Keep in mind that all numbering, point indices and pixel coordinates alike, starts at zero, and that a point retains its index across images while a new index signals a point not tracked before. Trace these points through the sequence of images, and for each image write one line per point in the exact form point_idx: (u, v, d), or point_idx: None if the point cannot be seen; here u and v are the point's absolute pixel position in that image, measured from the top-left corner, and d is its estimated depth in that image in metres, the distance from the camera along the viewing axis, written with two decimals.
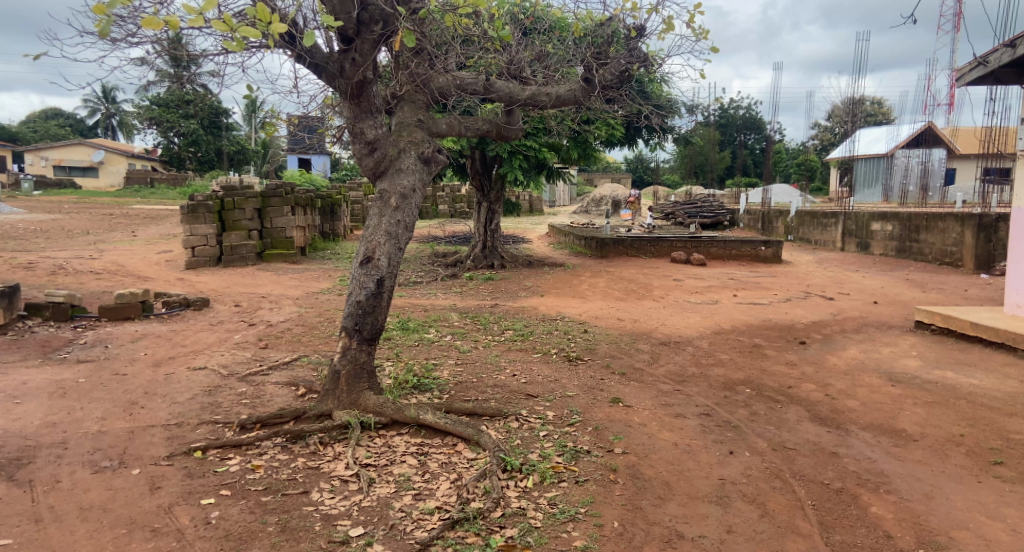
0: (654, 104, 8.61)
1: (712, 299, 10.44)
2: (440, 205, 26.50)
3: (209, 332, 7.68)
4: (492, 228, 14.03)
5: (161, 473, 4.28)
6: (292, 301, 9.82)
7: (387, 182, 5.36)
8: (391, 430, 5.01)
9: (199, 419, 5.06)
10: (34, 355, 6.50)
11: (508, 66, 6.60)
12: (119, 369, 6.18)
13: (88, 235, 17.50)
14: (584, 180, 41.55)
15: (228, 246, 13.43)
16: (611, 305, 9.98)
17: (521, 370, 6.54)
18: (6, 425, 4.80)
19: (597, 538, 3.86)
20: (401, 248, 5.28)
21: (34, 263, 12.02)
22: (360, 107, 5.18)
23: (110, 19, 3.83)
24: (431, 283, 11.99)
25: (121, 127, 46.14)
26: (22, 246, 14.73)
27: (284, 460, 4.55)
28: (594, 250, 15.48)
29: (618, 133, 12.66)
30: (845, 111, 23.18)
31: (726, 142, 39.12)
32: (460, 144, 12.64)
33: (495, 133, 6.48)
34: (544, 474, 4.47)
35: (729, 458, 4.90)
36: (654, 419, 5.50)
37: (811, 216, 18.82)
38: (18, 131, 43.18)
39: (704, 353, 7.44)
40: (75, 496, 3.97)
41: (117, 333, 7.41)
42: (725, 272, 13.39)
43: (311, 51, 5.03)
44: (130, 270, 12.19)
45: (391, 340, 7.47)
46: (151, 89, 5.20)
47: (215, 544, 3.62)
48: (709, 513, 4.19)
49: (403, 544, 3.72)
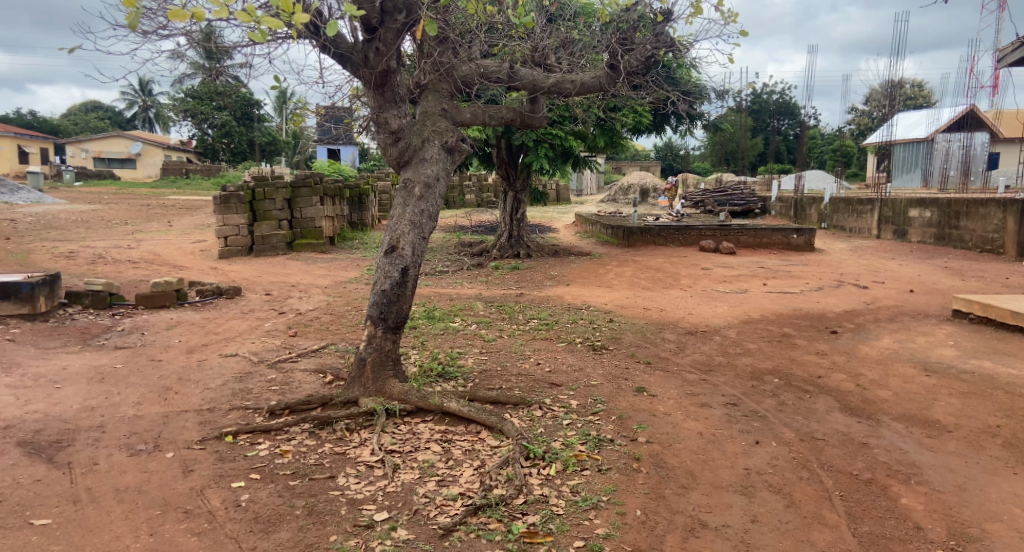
0: (682, 90, 8.49)
1: (740, 288, 10.34)
2: (467, 194, 26.55)
3: (241, 320, 7.82)
4: (518, 218, 14.04)
5: (193, 456, 4.39)
6: (322, 290, 9.96)
7: (411, 171, 5.41)
8: (416, 418, 5.08)
9: (230, 405, 5.17)
10: (74, 341, 6.68)
11: (533, 53, 6.57)
12: (155, 355, 6.34)
13: (125, 225, 17.85)
14: (610, 168, 41.31)
15: (260, 236, 13.61)
16: (638, 294, 9.97)
17: (545, 359, 6.59)
18: (46, 409, 4.95)
19: (620, 527, 3.89)
20: (425, 237, 5.33)
21: (75, 252, 12.32)
22: (384, 96, 5.25)
23: (139, 12, 3.89)
24: (457, 272, 12.05)
25: (155, 118, 46.87)
26: (62, 235, 15.11)
27: (311, 446, 4.64)
28: (621, 239, 15.42)
29: (646, 120, 12.51)
30: (885, 90, 23.25)
31: (759, 128, 38.55)
32: (486, 133, 12.69)
33: (519, 121, 6.52)
34: (566, 463, 4.51)
35: (755, 448, 4.88)
36: (679, 408, 5.50)
37: (846, 204, 18.47)
38: (59, 123, 44.15)
39: (732, 342, 7.40)
40: (112, 479, 4.09)
41: (153, 320, 7.59)
42: (756, 260, 13.28)
43: (335, 41, 5.10)
44: (166, 259, 12.43)
45: (418, 329, 7.54)
46: (185, 82, 5.32)
47: (245, 526, 3.71)
48: (733, 503, 4.20)
49: (426, 529, 3.79)
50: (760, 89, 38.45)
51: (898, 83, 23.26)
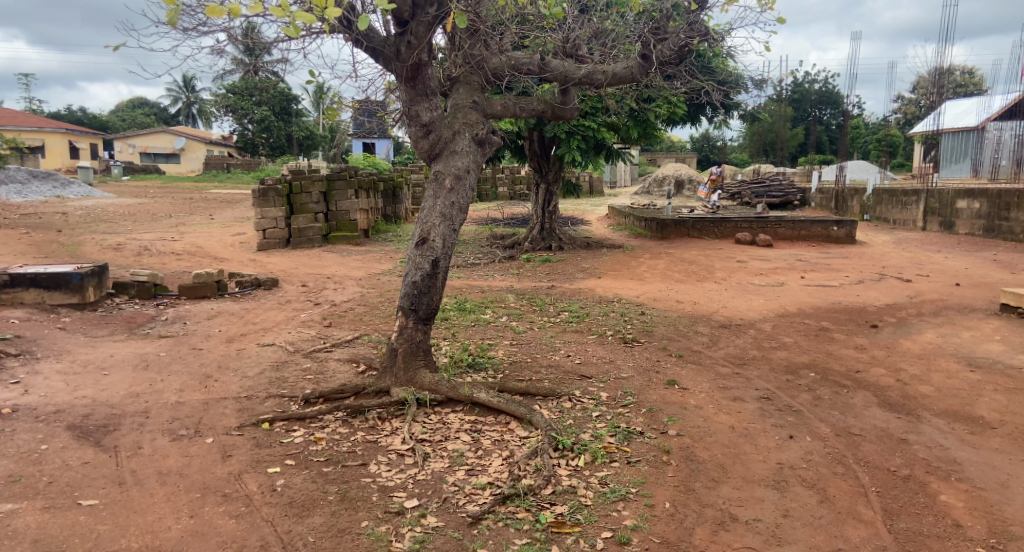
0: (717, 79, 8.37)
1: (777, 282, 10.16)
2: (499, 187, 26.56)
3: (278, 311, 8.00)
4: (550, 210, 14.05)
5: (232, 442, 4.53)
6: (356, 282, 10.11)
7: (441, 164, 5.48)
8: (446, 408, 5.14)
9: (267, 393, 5.32)
10: (121, 330, 6.92)
11: (564, 44, 6.55)
12: (196, 344, 6.54)
13: (170, 218, 18.37)
14: (645, 160, 40.87)
15: (297, 228, 13.88)
16: (670, 287, 9.90)
17: (576, 351, 6.59)
18: (94, 394, 5.14)
19: (648, 518, 3.89)
20: (455, 229, 5.40)
21: (122, 244, 12.72)
22: (415, 89, 5.31)
23: (178, 9, 4.00)
24: (489, 265, 12.10)
25: (197, 113, 47.93)
26: (111, 228, 15.60)
27: (344, 434, 4.74)
28: (654, 232, 15.30)
29: (681, 111, 12.35)
30: (932, 77, 22.48)
31: (799, 118, 37.70)
32: (518, 125, 12.71)
33: (549, 113, 6.53)
34: (595, 454, 4.53)
35: (789, 443, 4.83)
36: (711, 402, 5.46)
37: (889, 195, 17.95)
38: (108, 119, 45.55)
39: (767, 336, 7.30)
40: (155, 462, 4.24)
41: (194, 310, 7.82)
42: (793, 253, 13.05)
43: (368, 35, 5.18)
44: (207, 251, 12.75)
45: (449, 320, 7.62)
46: (225, 77, 5.46)
47: (280, 510, 3.82)
48: (765, 497, 4.16)
49: (455, 518, 3.84)
50: (801, 78, 37.56)
51: (948, 70, 22.44)
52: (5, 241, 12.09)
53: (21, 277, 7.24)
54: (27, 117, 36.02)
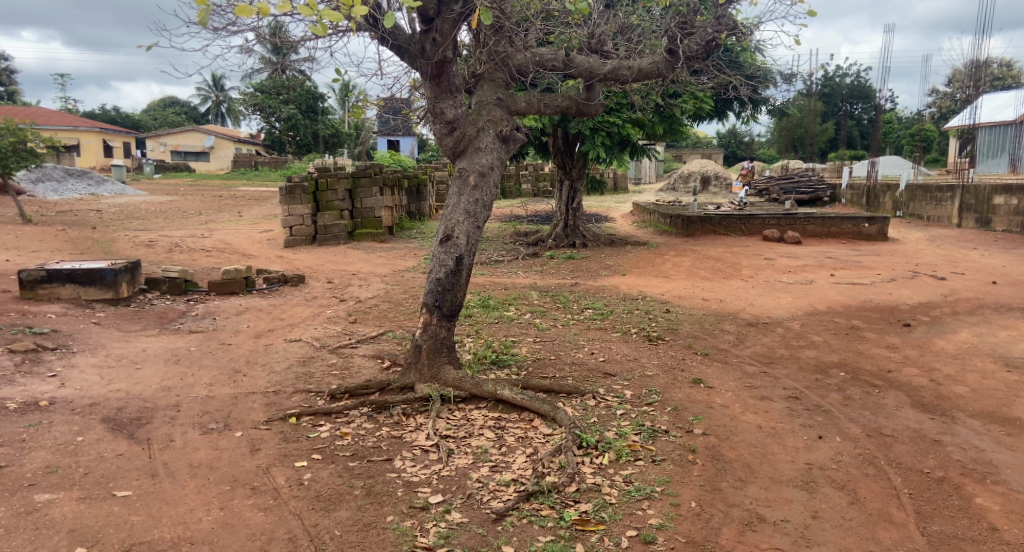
0: (745, 74, 8.26)
1: (806, 280, 10.01)
2: (523, 184, 26.54)
3: (304, 307, 8.09)
4: (573, 207, 14.00)
5: (260, 436, 4.59)
6: (380, 278, 10.18)
7: (466, 161, 5.48)
8: (470, 404, 5.16)
9: (294, 388, 5.38)
10: (153, 325, 7.05)
11: (589, 40, 6.53)
12: (225, 339, 6.63)
13: (200, 215, 18.68)
14: (671, 156, 40.54)
15: (323, 225, 14.02)
16: (696, 284, 9.81)
17: (600, 349, 6.57)
18: (128, 388, 5.25)
19: (673, 518, 3.86)
20: (479, 226, 5.40)
21: (154, 241, 12.96)
22: (440, 86, 5.32)
23: (210, 10, 4.06)
24: (512, 262, 12.11)
25: (227, 112, 48.62)
26: (143, 225, 15.89)
27: (369, 429, 4.78)
28: (680, 229, 15.16)
29: (707, 106, 12.22)
30: (969, 70, 21.93)
31: (829, 113, 37.09)
32: (542, 122, 12.68)
33: (574, 110, 6.49)
34: (619, 452, 4.51)
35: (819, 444, 4.75)
36: (738, 401, 5.39)
37: (923, 191, 17.51)
38: (141, 119, 46.44)
39: (795, 334, 7.20)
40: (186, 455, 4.31)
41: (223, 306, 7.94)
42: (823, 250, 12.84)
43: (394, 33, 5.21)
44: (236, 248, 12.93)
45: (472, 317, 7.64)
46: (254, 77, 5.53)
47: (307, 504, 3.86)
48: (793, 498, 4.10)
49: (479, 514, 3.85)
50: (832, 72, 36.93)
51: (985, 62, 21.88)
52: (42, 238, 12.39)
53: (58, 272, 7.40)
54: (62, 116, 36.84)
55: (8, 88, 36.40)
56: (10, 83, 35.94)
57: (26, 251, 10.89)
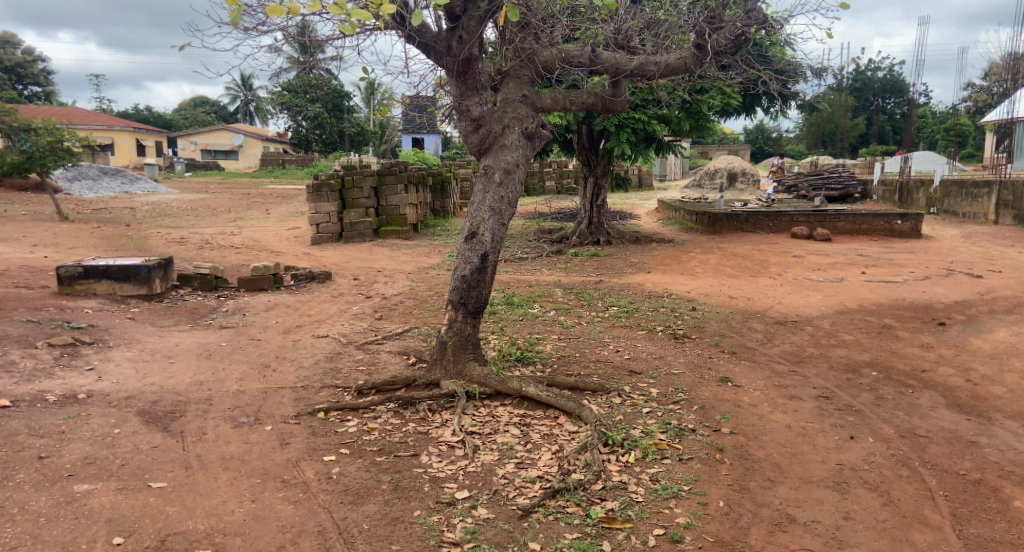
0: (775, 69, 8.16)
1: (836, 277, 9.86)
2: (547, 180, 26.50)
3: (331, 303, 8.18)
4: (598, 204, 13.95)
5: (290, 430, 4.65)
6: (405, 275, 10.25)
7: (491, 158, 5.49)
8: (495, 401, 5.17)
9: (321, 383, 5.45)
10: (185, 320, 7.18)
11: (616, 36, 6.52)
12: (255, 334, 6.73)
13: (229, 213, 18.93)
14: (697, 152, 40.15)
15: (348, 223, 14.16)
16: (723, 282, 9.71)
17: (625, 346, 6.54)
18: (161, 381, 5.36)
19: (701, 517, 3.83)
20: (505, 223, 5.41)
21: (185, 238, 13.19)
22: (466, 84, 5.34)
23: (241, 10, 4.11)
24: (537, 259, 12.11)
25: (255, 111, 49.22)
26: (174, 222, 16.16)
27: (395, 424, 4.82)
28: (706, 226, 15.01)
29: (735, 101, 12.06)
30: (1007, 64, 21.40)
31: (861, 107, 36.44)
32: (567, 119, 12.65)
33: (600, 106, 6.48)
34: (646, 451, 4.49)
35: (850, 444, 4.68)
36: (767, 400, 5.34)
37: (958, 187, 17.15)
38: (172, 118, 47.22)
39: (826, 333, 7.10)
40: (219, 448, 4.39)
41: (253, 302, 8.06)
42: (854, 247, 12.63)
43: (420, 31, 5.25)
44: (264, 245, 13.10)
45: (496, 314, 7.67)
46: (282, 76, 5.59)
47: (336, 497, 3.90)
48: (824, 499, 4.05)
49: (506, 510, 3.86)
50: (864, 66, 36.28)
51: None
52: (78, 235, 12.67)
53: (94, 269, 7.55)
54: (97, 116, 37.59)
55: (45, 88, 37.27)
56: (47, 83, 36.78)
57: (63, 248, 11.15)
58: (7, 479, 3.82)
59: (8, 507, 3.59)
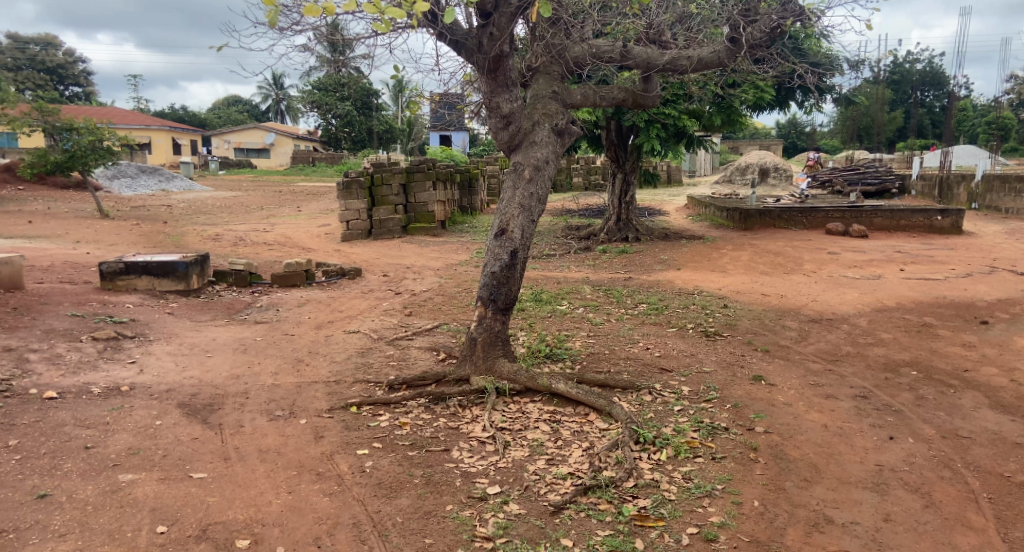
0: (810, 62, 8.03)
1: (873, 274, 9.67)
2: (574, 177, 26.43)
3: (362, 299, 8.26)
4: (626, 201, 13.87)
5: (324, 424, 4.72)
6: (434, 272, 10.30)
7: (521, 155, 5.50)
8: (525, 397, 5.19)
9: (353, 378, 5.51)
10: (221, 315, 7.32)
11: (648, 30, 6.46)
12: (288, 330, 6.83)
13: (261, 210, 19.22)
14: (728, 147, 39.65)
15: (378, 220, 14.28)
16: (755, 279, 9.59)
17: (655, 344, 6.49)
18: (200, 375, 5.48)
19: (736, 516, 3.80)
20: (534, 220, 5.41)
21: (220, 235, 13.43)
22: (496, 81, 5.36)
23: (278, 10, 4.18)
24: (565, 256, 12.08)
25: (286, 109, 49.82)
26: (209, 219, 16.47)
27: (426, 419, 4.86)
28: (737, 222, 14.82)
29: (768, 96, 11.88)
30: None
31: (898, 101, 35.65)
32: (596, 115, 12.60)
33: (631, 101, 6.45)
34: (678, 449, 4.46)
35: (889, 444, 4.60)
36: (802, 399, 5.26)
37: (1001, 181, 16.68)
38: (207, 117, 48.07)
39: (862, 331, 6.97)
40: (256, 440, 4.47)
41: (286, 298, 8.18)
42: (891, 244, 12.38)
43: (452, 28, 5.28)
44: (297, 242, 13.28)
45: (525, 311, 7.67)
46: (313, 74, 5.65)
47: (369, 491, 3.95)
48: (863, 500, 3.98)
49: (537, 506, 3.87)
50: (901, 58, 35.48)
51: None
52: (118, 232, 12.97)
53: (135, 265, 7.73)
54: (135, 116, 38.42)
55: (85, 89, 38.19)
56: (87, 83, 37.65)
57: (104, 245, 11.43)
58: (56, 468, 3.94)
59: (57, 495, 3.70)
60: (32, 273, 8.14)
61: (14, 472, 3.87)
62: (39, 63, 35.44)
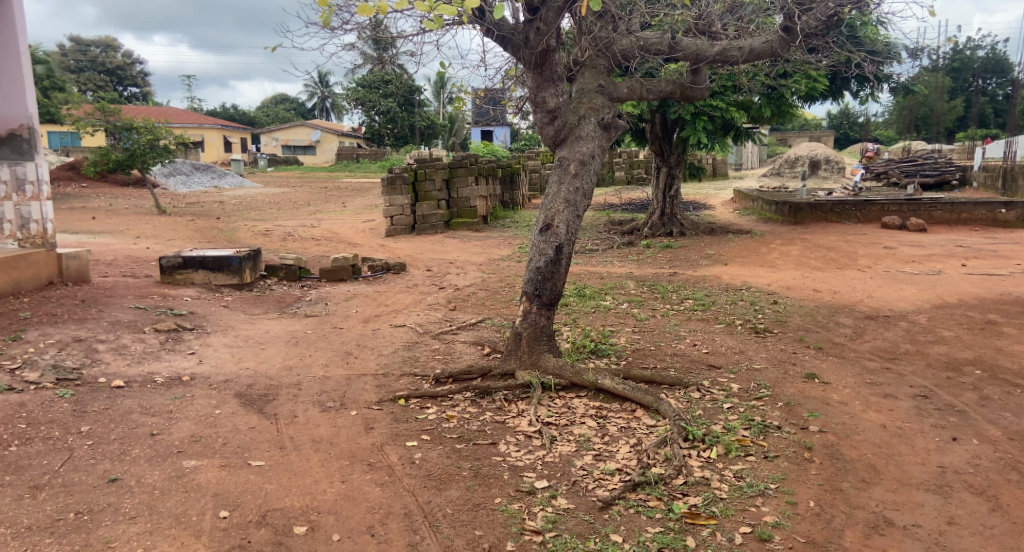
0: (867, 51, 7.79)
1: (932, 270, 9.34)
2: (617, 171, 26.21)
3: (407, 294, 8.36)
4: (671, 195, 13.68)
5: (373, 416, 4.80)
6: (477, 267, 10.34)
7: (566, 149, 5.47)
8: (571, 393, 5.18)
9: (401, 371, 5.58)
10: (273, 309, 7.51)
11: (698, 21, 6.35)
12: (337, 323, 6.96)
13: (308, 206, 19.60)
14: (776, 140, 38.77)
15: (421, 215, 14.41)
16: (806, 275, 9.36)
17: (702, 340, 6.41)
18: (255, 366, 5.63)
19: (791, 517, 3.72)
20: (579, 215, 5.39)
21: (270, 230, 13.74)
22: (543, 76, 5.37)
23: (332, 10, 4.25)
24: (608, 251, 12.00)
25: (331, 107, 50.60)
26: (259, 215, 16.84)
27: (473, 413, 4.89)
28: (787, 216, 14.48)
29: (821, 85, 11.57)
30: None
31: (958, 89, 34.35)
32: (641, 108, 12.46)
33: (679, 94, 6.35)
34: (728, 447, 4.39)
35: (952, 446, 4.45)
36: (858, 398, 5.12)
37: None
38: (256, 116, 49.20)
39: (922, 329, 6.74)
40: (309, 430, 4.58)
41: (333, 292, 8.33)
42: (951, 238, 11.95)
43: (499, 24, 5.29)
44: (342, 237, 13.50)
45: (569, 306, 7.65)
46: (358, 73, 5.73)
47: (419, 482, 4.00)
48: (925, 502, 3.86)
49: (586, 501, 3.86)
50: (962, 45, 34.14)
51: None
52: (174, 228, 13.39)
53: (192, 259, 7.97)
54: (188, 115, 39.54)
55: (142, 89, 39.43)
56: (144, 84, 38.86)
57: (162, 240, 11.83)
58: (124, 454, 4.10)
59: (126, 479, 3.85)
60: (97, 267, 8.47)
61: (87, 457, 4.04)
62: (99, 64, 36.78)
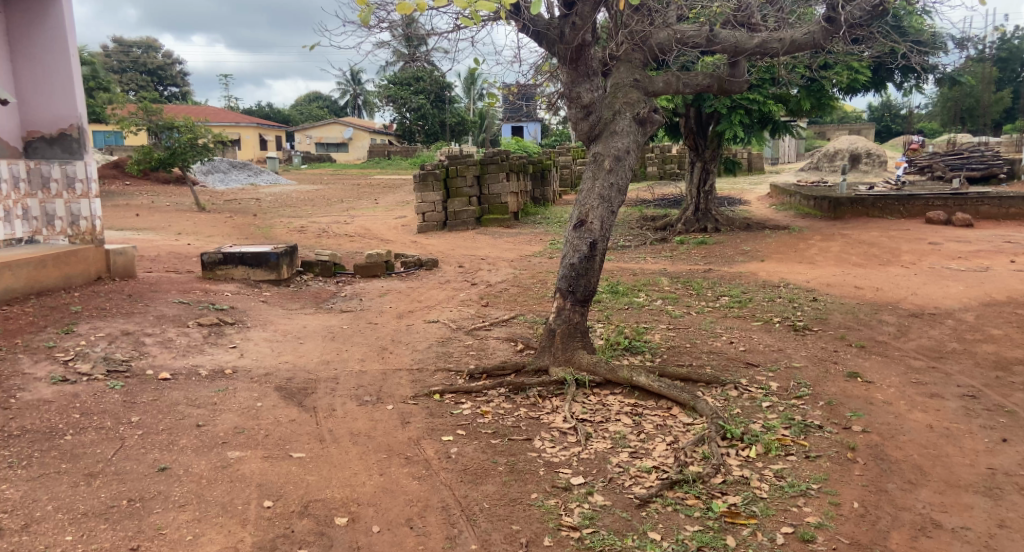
0: (913, 42, 7.59)
1: (979, 266, 9.07)
2: (649, 166, 25.98)
3: (439, 290, 8.40)
4: (705, 190, 13.51)
5: (409, 410, 4.84)
6: (508, 263, 10.35)
7: (601, 145, 5.43)
8: (605, 389, 5.15)
9: (436, 366, 5.62)
10: (310, 304, 7.62)
11: (736, 13, 6.26)
12: (372, 318, 7.04)
13: (342, 203, 19.83)
14: (813, 133, 38.01)
15: (452, 212, 14.53)
16: (846, 271, 9.18)
17: (739, 338, 6.32)
18: (294, 360, 5.73)
19: (833, 517, 3.66)
20: (614, 211, 5.35)
21: (305, 227, 13.93)
22: (578, 70, 5.35)
23: (371, 9, 4.28)
24: (641, 247, 11.91)
25: (364, 105, 51.06)
26: (294, 212, 17.08)
27: (507, 409, 4.91)
28: (826, 211, 14.20)
29: (863, 77, 11.28)
30: None
31: (1005, 80, 33.29)
32: (676, 102, 12.33)
33: (716, 87, 6.26)
34: (768, 446, 4.33)
35: (1003, 447, 4.32)
36: (903, 398, 5.00)
37: None
38: (290, 114, 49.90)
39: (969, 327, 6.56)
40: (348, 423, 4.64)
41: (368, 288, 8.42)
42: (998, 233, 11.59)
43: (534, 19, 5.28)
44: (375, 233, 13.62)
45: (602, 303, 7.61)
46: (390, 70, 5.77)
47: (456, 476, 4.03)
48: (974, 504, 3.76)
49: (622, 498, 3.85)
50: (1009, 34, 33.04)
51: None
52: (213, 225, 13.67)
53: (232, 255, 8.13)
54: (225, 114, 40.28)
55: (181, 89, 40.27)
56: (183, 84, 39.66)
57: (201, 236, 12.09)
58: (172, 444, 4.20)
59: (175, 468, 3.95)
60: (140, 263, 8.69)
61: (137, 446, 4.15)
62: (140, 65, 37.67)
